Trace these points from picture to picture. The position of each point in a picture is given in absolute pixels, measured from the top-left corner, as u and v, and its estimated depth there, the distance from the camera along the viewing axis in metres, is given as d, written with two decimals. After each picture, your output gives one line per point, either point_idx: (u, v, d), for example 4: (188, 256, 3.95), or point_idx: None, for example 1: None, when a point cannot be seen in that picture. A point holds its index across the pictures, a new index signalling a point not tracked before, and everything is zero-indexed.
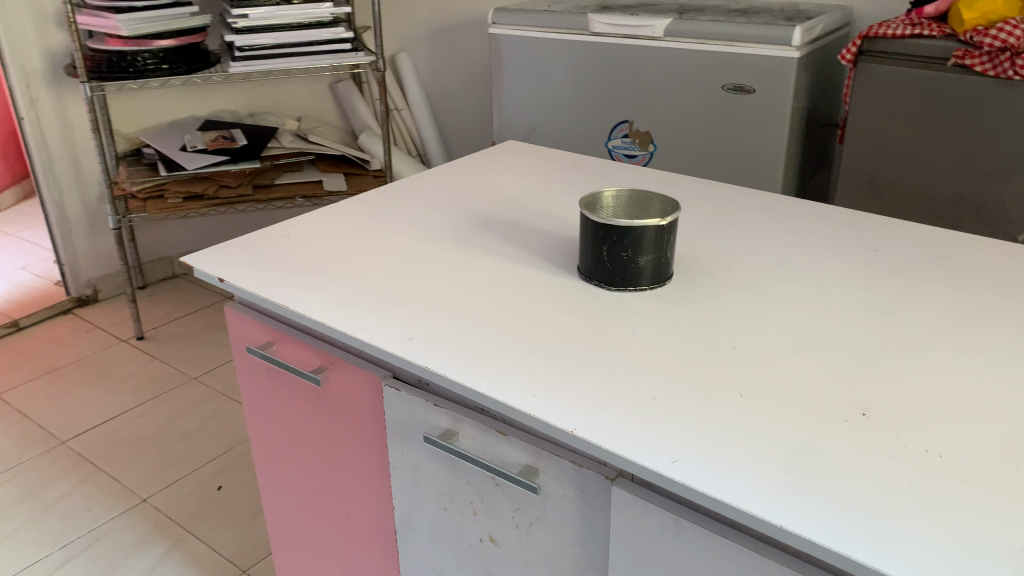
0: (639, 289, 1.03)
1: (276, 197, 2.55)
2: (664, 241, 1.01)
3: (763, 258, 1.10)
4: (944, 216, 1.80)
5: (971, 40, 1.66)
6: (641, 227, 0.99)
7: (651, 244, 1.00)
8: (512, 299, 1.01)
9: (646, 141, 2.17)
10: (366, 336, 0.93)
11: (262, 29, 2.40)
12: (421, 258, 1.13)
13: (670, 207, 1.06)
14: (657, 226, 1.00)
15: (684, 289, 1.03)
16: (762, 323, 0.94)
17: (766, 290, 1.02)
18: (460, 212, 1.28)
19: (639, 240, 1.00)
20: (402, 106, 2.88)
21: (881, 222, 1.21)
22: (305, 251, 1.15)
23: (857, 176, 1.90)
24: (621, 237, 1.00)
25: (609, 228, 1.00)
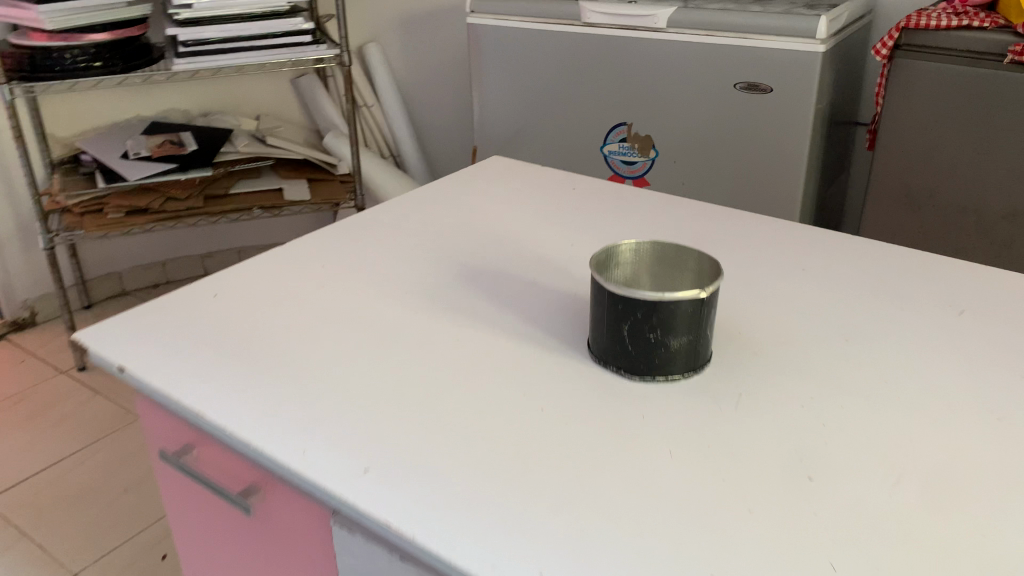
0: (671, 379, 0.78)
1: (230, 210, 2.28)
2: (704, 319, 0.77)
3: (824, 328, 0.86)
4: (988, 245, 1.59)
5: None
6: (676, 301, 0.75)
7: (688, 323, 0.76)
8: (506, 398, 0.76)
9: (647, 146, 1.92)
10: (306, 466, 0.68)
11: (209, 20, 2.11)
12: (385, 332, 0.88)
13: (708, 267, 0.82)
14: (696, 300, 0.75)
15: (730, 379, 0.79)
16: (842, 441, 0.70)
17: (838, 383, 0.78)
18: (436, 260, 1.03)
19: (672, 318, 0.75)
20: (370, 101, 2.57)
21: (956, 266, 0.98)
22: (236, 325, 0.90)
23: (890, 191, 1.67)
24: (649, 314, 0.75)
25: (633, 302, 0.75)
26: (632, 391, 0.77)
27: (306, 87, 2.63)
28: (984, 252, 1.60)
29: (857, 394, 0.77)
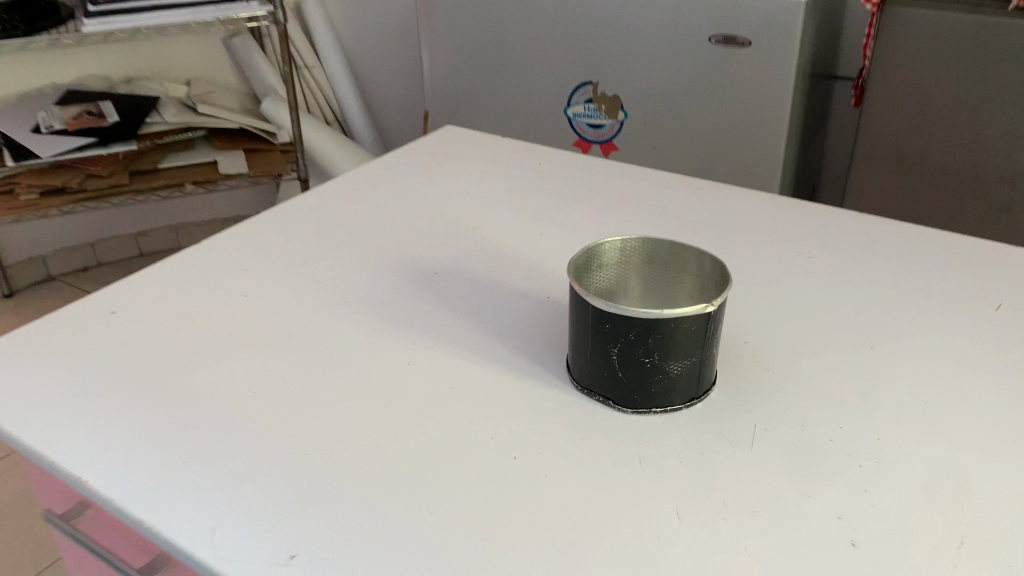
0: (673, 408, 0.64)
1: (161, 186, 2.08)
2: (710, 336, 0.63)
3: (846, 337, 0.73)
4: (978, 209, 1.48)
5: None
6: (680, 316, 0.60)
7: (692, 341, 0.62)
8: (471, 443, 0.62)
9: (615, 108, 1.76)
10: (217, 555, 0.53)
11: None
12: (325, 356, 0.73)
13: (711, 267, 0.68)
14: (703, 314, 0.61)
15: (743, 407, 0.65)
16: (885, 488, 0.58)
17: (873, 407, 0.65)
18: (385, 257, 0.87)
19: (673, 337, 0.61)
20: (313, 63, 2.36)
21: (977, 248, 0.86)
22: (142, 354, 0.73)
23: (878, 155, 1.54)
24: (646, 332, 0.61)
25: (625, 319, 0.61)
26: (627, 425, 0.63)
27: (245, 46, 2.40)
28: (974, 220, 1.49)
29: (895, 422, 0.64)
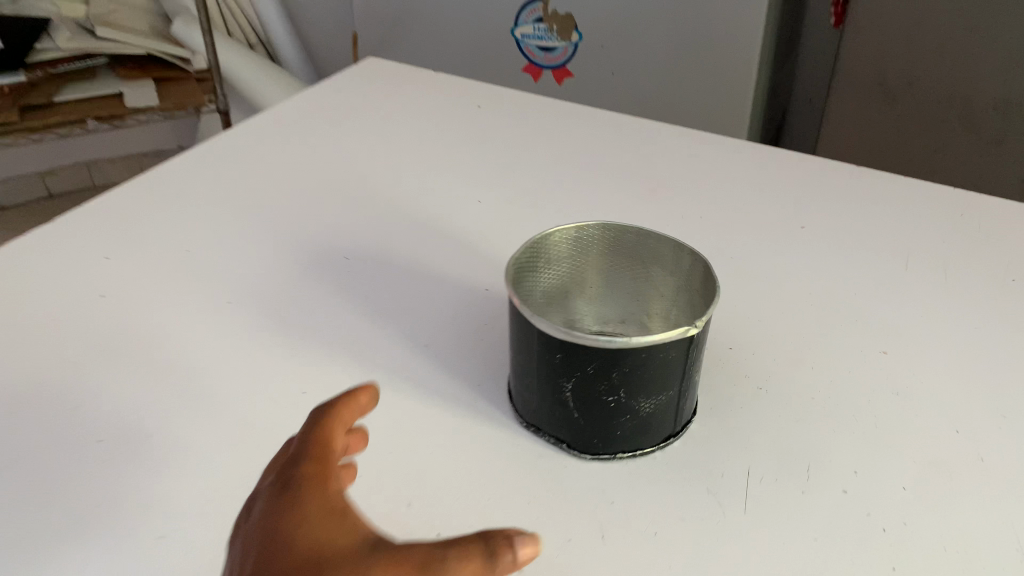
0: (644, 450, 0.50)
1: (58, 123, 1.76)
2: (692, 363, 0.48)
3: (853, 334, 0.59)
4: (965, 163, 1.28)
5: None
6: (654, 345, 0.45)
7: (670, 373, 0.47)
8: (382, 505, 0.47)
9: (568, 28, 1.41)
10: None
11: None
12: (197, 380, 0.56)
13: (691, 264, 0.52)
14: (685, 340, 0.46)
15: (730, 442, 0.51)
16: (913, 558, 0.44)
17: (893, 439, 0.51)
18: (285, 248, 0.70)
19: (646, 371, 0.46)
20: None
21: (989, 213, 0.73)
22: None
23: (861, 88, 1.29)
24: (609, 367, 0.46)
25: (582, 350, 0.46)
26: (586, 474, 0.49)
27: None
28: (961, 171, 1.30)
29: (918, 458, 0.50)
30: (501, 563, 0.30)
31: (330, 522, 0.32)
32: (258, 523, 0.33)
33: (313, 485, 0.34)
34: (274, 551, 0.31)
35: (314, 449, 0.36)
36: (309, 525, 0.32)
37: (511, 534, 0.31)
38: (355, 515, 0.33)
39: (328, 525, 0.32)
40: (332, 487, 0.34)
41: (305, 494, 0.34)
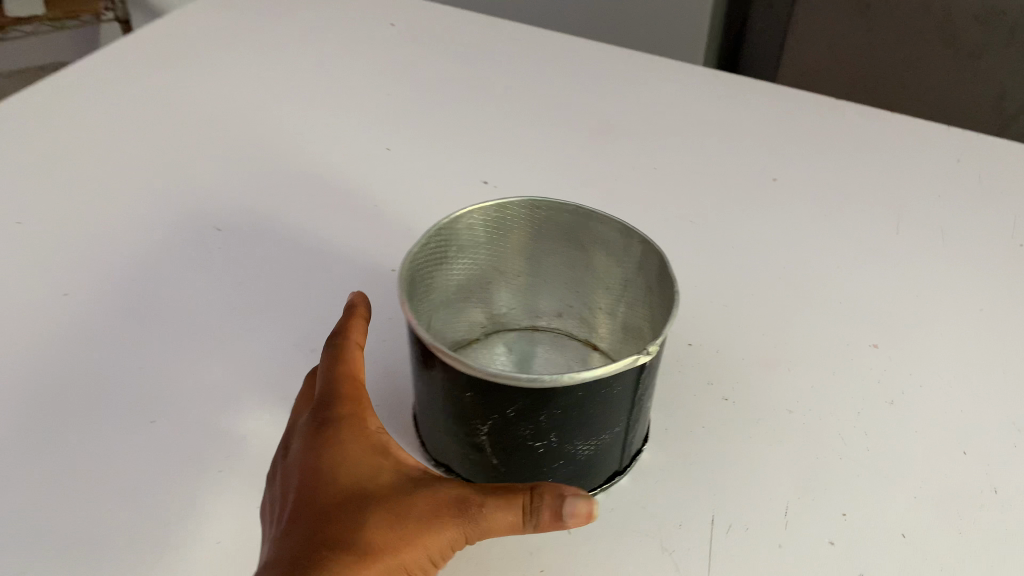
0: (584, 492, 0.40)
1: None
2: (643, 392, 0.37)
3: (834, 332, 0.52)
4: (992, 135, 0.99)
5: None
6: (592, 382, 0.34)
7: (614, 410, 0.36)
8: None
9: None
10: None
11: None
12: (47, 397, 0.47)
13: (641, 250, 0.42)
14: (634, 369, 0.35)
15: (690, 456, 0.43)
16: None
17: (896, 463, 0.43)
18: (175, 228, 0.60)
19: (584, 411, 0.35)
20: None
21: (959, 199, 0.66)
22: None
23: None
24: (534, 411, 0.35)
25: (497, 391, 0.34)
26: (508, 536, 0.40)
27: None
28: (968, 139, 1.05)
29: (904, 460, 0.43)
30: (542, 521, 0.33)
31: (374, 460, 0.35)
32: (302, 455, 0.36)
33: (354, 424, 0.36)
34: (325, 482, 0.34)
35: (346, 383, 0.38)
36: (357, 459, 0.35)
37: (565, 490, 0.34)
38: (398, 456, 0.36)
39: (374, 466, 0.35)
40: (372, 425, 0.37)
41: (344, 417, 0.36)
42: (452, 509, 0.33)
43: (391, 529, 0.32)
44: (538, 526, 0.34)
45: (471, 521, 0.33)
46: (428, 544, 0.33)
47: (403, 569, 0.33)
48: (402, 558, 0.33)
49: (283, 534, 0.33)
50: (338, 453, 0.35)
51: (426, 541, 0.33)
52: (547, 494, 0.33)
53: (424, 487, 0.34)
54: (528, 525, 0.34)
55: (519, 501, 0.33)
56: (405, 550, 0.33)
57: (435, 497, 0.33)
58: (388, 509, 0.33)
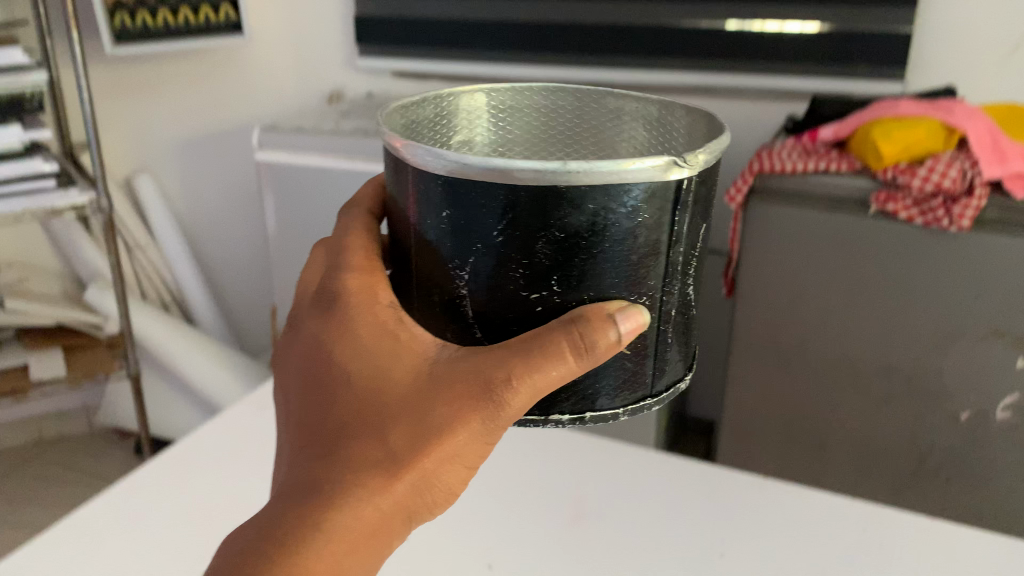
0: (601, 411, 0.37)
1: None
2: (669, 235, 0.34)
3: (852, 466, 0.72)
4: (872, 447, 1.31)
5: (895, 180, 1.15)
6: (606, 194, 0.32)
7: (626, 247, 0.33)
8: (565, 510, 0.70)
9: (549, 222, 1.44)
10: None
11: None
12: None
13: (659, 109, 0.43)
14: (654, 190, 0.33)
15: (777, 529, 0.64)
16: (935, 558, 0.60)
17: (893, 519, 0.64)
18: None
19: (590, 236, 0.33)
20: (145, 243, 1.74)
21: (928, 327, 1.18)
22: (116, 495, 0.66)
23: (752, 347, 1.35)
24: (529, 227, 0.33)
25: (486, 199, 0.32)
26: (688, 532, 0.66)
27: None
28: (845, 449, 1.33)
29: (784, 511, 0.64)
30: (602, 342, 0.34)
31: (387, 359, 0.38)
32: (320, 356, 0.40)
33: (367, 313, 0.40)
34: (342, 395, 0.38)
35: (353, 281, 0.41)
36: (373, 356, 0.39)
37: (609, 308, 0.34)
38: (412, 336, 0.38)
39: (391, 363, 0.38)
40: (385, 302, 0.40)
41: (355, 314, 0.40)
42: (478, 389, 0.36)
43: (405, 440, 0.37)
44: (594, 359, 0.34)
45: (500, 396, 0.35)
46: (454, 430, 0.37)
47: (428, 468, 0.37)
48: (431, 453, 0.37)
49: (308, 445, 0.38)
50: (358, 348, 0.39)
51: (444, 437, 0.37)
52: (596, 330, 0.33)
53: (439, 368, 0.37)
54: (579, 361, 0.34)
55: (560, 346, 0.34)
56: (427, 452, 0.37)
57: (456, 374, 0.36)
58: (407, 410, 0.37)
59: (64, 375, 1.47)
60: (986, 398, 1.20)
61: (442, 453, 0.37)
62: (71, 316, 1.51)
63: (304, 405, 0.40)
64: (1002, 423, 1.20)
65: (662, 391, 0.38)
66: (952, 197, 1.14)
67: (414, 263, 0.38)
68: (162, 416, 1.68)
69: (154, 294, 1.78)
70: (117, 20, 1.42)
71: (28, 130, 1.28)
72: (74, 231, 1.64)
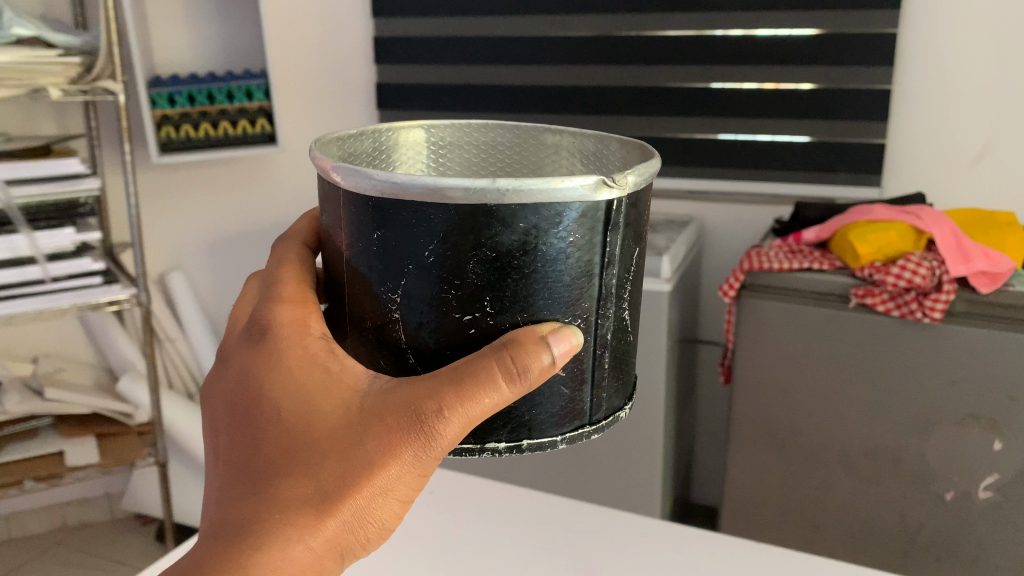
0: (539, 439, 0.37)
1: None
2: (601, 257, 0.34)
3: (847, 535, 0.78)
4: (864, 528, 1.35)
5: (871, 278, 1.23)
6: (538, 210, 0.32)
7: (559, 268, 0.33)
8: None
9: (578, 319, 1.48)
10: None
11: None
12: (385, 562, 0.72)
13: (594, 143, 0.46)
14: (585, 210, 0.33)
15: None
16: None
17: None
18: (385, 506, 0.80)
19: (522, 255, 0.33)
20: (175, 336, 1.78)
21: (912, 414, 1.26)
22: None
23: (749, 430, 1.42)
24: (460, 246, 0.32)
25: (418, 219, 0.32)
26: None
27: (95, 17, 1.57)
28: (840, 529, 1.37)
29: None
30: (535, 365, 0.33)
31: (318, 396, 0.39)
32: (250, 394, 0.41)
33: (297, 348, 0.40)
34: (272, 432, 0.39)
35: (286, 317, 0.42)
36: (305, 392, 0.39)
37: (543, 330, 0.34)
38: (344, 370, 0.38)
39: (322, 399, 0.39)
40: (316, 334, 0.41)
41: (288, 348, 0.40)
42: (408, 420, 0.36)
43: (335, 476, 0.38)
44: (527, 384, 0.34)
45: (431, 427, 0.36)
46: (384, 466, 0.38)
47: (359, 500, 0.38)
48: (361, 490, 0.38)
49: (235, 481, 0.39)
50: (289, 385, 0.40)
51: (374, 470, 0.38)
52: (528, 354, 0.33)
53: (369, 402, 0.37)
54: (512, 386, 0.34)
55: (495, 373, 0.33)
56: (358, 486, 0.38)
57: (386, 407, 0.37)
58: (337, 447, 0.38)
59: (98, 461, 1.53)
60: (967, 479, 1.25)
61: (373, 489, 0.38)
62: (104, 407, 1.57)
63: (235, 442, 0.40)
64: (985, 504, 1.24)
65: (601, 420, 0.38)
66: (924, 292, 1.21)
67: (346, 291, 0.37)
68: (187, 503, 1.74)
69: (180, 385, 1.81)
70: (165, 131, 1.54)
71: (80, 233, 1.36)
72: (109, 325, 1.75)
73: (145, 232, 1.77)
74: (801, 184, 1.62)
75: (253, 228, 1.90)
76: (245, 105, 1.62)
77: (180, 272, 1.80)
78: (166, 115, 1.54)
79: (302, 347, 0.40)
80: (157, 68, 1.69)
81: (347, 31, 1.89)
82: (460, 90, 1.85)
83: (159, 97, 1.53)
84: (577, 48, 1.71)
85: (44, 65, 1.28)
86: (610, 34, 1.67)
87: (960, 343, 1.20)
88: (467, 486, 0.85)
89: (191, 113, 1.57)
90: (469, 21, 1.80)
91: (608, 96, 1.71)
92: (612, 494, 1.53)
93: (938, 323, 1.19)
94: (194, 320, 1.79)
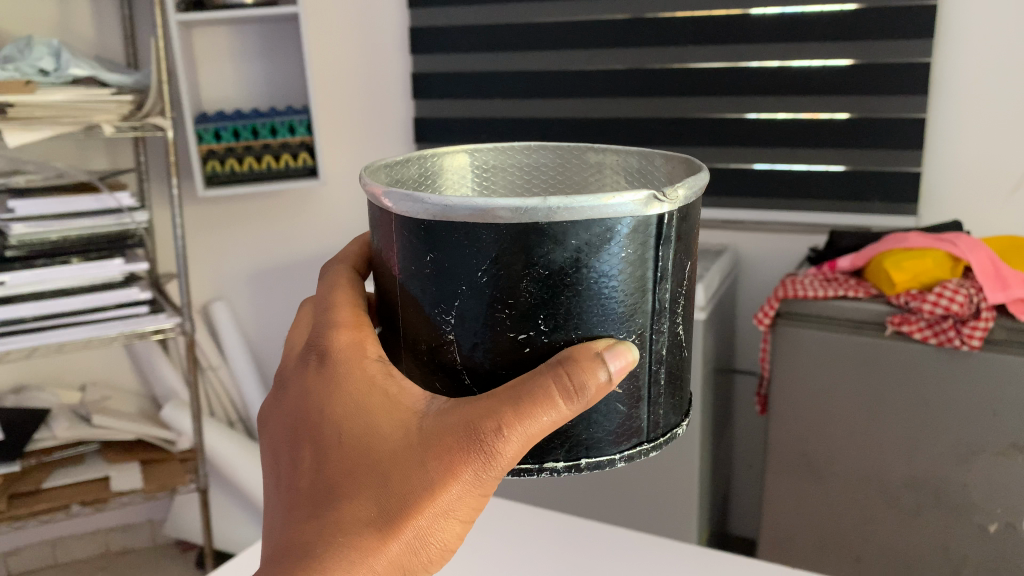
0: (597, 458, 0.38)
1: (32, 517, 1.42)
2: (653, 271, 0.36)
3: None
4: (904, 561, 1.33)
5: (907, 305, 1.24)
6: (587, 228, 0.34)
7: (612, 284, 0.35)
8: None
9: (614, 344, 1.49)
10: None
11: (37, 253, 1.32)
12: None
13: (639, 160, 0.49)
14: (636, 225, 0.35)
15: None
16: None
17: None
18: None
19: (574, 272, 0.35)
20: (216, 364, 1.82)
21: (950, 441, 1.26)
22: None
23: (783, 461, 1.42)
24: (513, 266, 0.34)
25: (469, 241, 0.34)
26: None
27: (147, 58, 1.64)
28: (879, 561, 1.36)
29: None
30: (590, 382, 0.35)
31: (377, 418, 0.41)
32: (314, 417, 0.43)
33: (353, 368, 0.42)
34: (335, 456, 0.42)
35: (344, 339, 0.44)
36: (367, 417, 0.41)
37: (598, 348, 0.36)
38: (402, 394, 0.40)
39: (380, 421, 0.41)
40: (373, 357, 0.43)
41: (345, 372, 0.43)
42: (467, 440, 0.38)
43: (399, 496, 0.40)
44: (585, 400, 0.36)
45: (491, 445, 0.38)
46: (446, 486, 0.40)
47: (423, 522, 0.40)
48: (423, 511, 0.40)
49: (303, 506, 0.42)
50: (351, 409, 0.42)
51: (438, 491, 0.40)
52: (585, 371, 0.35)
53: (429, 423, 0.39)
54: (570, 404, 0.36)
55: (552, 394, 0.35)
56: (422, 509, 0.40)
57: (445, 428, 0.38)
58: (398, 468, 0.40)
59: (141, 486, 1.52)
60: (1010, 511, 1.23)
61: (435, 509, 0.40)
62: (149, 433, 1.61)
63: (301, 463, 0.43)
64: None
65: (658, 437, 0.40)
66: (962, 319, 1.21)
67: (399, 314, 0.39)
68: (225, 530, 1.77)
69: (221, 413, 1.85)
70: (210, 166, 1.60)
71: (129, 264, 1.40)
72: (154, 353, 1.79)
73: (191, 264, 1.83)
74: (835, 213, 1.63)
75: (294, 257, 1.95)
76: (287, 139, 1.66)
77: (223, 301, 1.86)
78: (212, 150, 1.61)
79: (358, 370, 0.42)
80: (204, 105, 1.77)
81: (385, 68, 1.94)
82: (496, 124, 1.90)
83: (205, 133, 1.59)
84: (612, 82, 1.75)
85: (98, 103, 1.33)
86: (644, 67, 1.71)
87: (1000, 372, 1.19)
88: (509, 510, 0.87)
89: (236, 148, 1.62)
90: (505, 57, 1.85)
91: (641, 128, 1.74)
92: (647, 524, 1.52)
93: (974, 349, 1.19)
94: (236, 347, 1.83)
